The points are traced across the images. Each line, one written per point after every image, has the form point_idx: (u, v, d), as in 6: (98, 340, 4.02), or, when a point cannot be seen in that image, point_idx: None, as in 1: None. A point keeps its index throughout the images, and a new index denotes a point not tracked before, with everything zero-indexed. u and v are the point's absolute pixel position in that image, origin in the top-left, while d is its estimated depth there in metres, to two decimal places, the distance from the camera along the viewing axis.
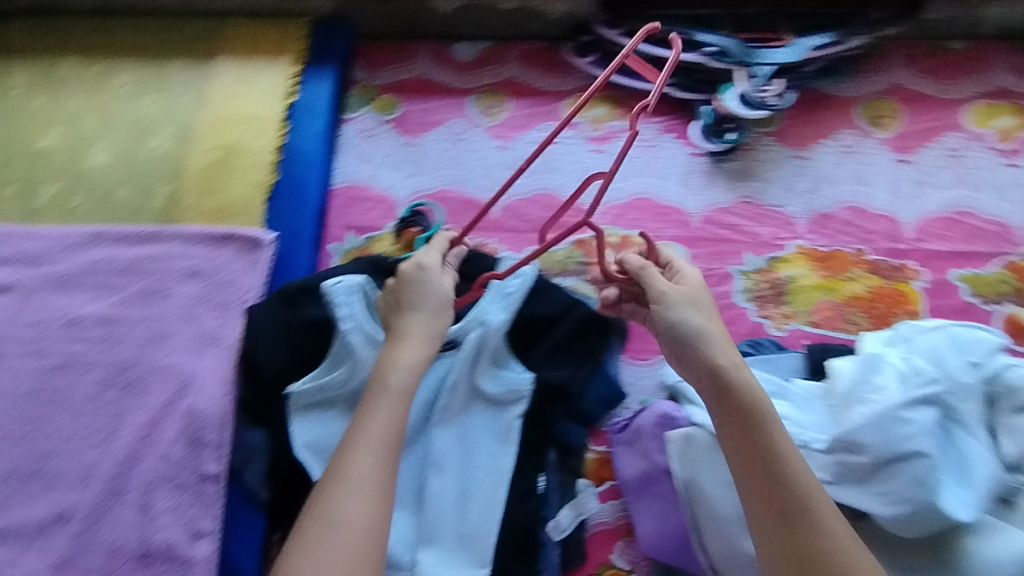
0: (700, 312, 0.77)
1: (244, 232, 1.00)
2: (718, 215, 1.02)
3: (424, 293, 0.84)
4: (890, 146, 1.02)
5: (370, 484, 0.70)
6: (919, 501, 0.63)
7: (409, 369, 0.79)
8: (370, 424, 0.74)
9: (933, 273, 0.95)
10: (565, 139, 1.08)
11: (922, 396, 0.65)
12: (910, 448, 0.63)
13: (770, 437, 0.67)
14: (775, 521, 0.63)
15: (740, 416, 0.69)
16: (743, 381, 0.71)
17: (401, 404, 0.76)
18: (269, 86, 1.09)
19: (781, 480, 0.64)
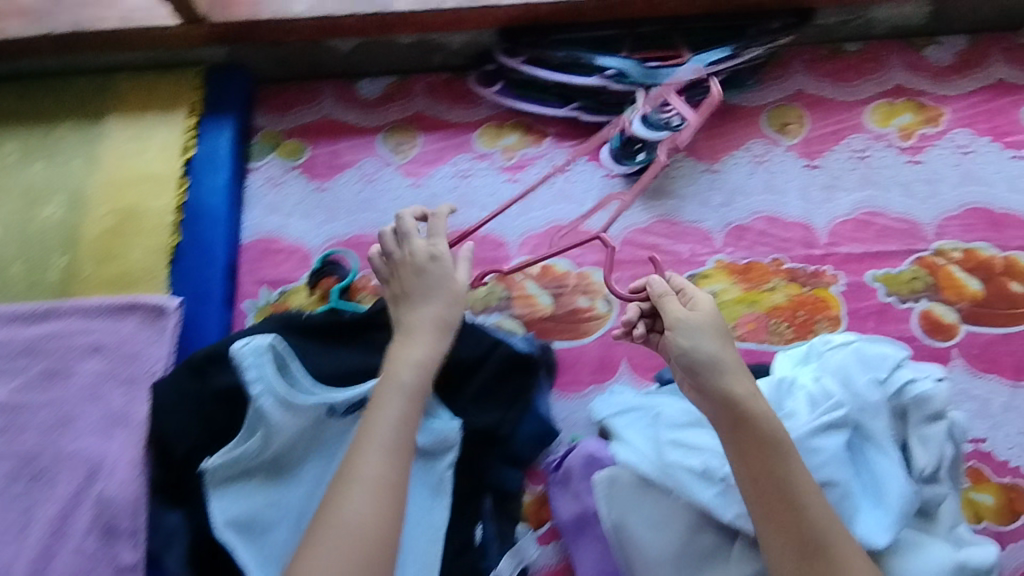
0: (713, 338, 0.70)
1: (146, 300, 0.95)
2: (638, 236, 1.01)
3: (436, 284, 0.84)
4: (798, 152, 1.02)
5: (378, 483, 0.68)
6: None
7: (416, 365, 0.77)
8: (376, 421, 0.72)
9: (849, 276, 0.96)
10: (478, 172, 1.06)
11: (831, 422, 0.67)
12: (822, 477, 0.65)
13: (788, 474, 0.63)
14: (794, 560, 0.61)
15: (755, 453, 0.64)
16: (762, 415, 0.65)
17: (408, 402, 0.74)
18: (164, 143, 1.04)
19: (798, 520, 0.61)
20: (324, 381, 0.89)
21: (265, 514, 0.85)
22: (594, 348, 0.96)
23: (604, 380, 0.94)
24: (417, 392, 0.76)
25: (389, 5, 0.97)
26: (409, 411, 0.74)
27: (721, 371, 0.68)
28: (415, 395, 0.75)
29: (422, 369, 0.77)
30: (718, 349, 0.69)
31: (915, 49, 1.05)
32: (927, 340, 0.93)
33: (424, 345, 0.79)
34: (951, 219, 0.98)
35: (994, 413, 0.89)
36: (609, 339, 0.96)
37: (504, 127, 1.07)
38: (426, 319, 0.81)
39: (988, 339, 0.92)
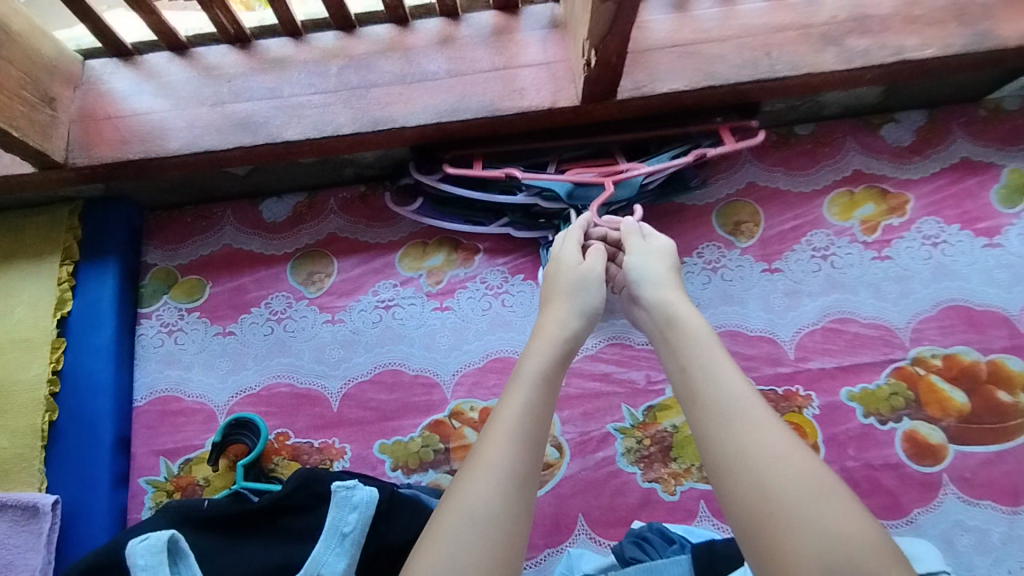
0: (652, 260, 0.75)
1: (17, 498, 0.81)
2: (586, 365, 0.90)
3: (576, 277, 0.74)
4: (755, 255, 0.93)
5: (508, 474, 0.55)
6: None
7: (546, 354, 0.65)
8: (505, 407, 0.60)
9: (823, 396, 0.86)
10: (402, 301, 0.94)
11: None
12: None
13: (702, 354, 0.61)
14: (709, 426, 0.56)
15: (676, 347, 0.64)
16: (683, 311, 0.67)
17: (540, 391, 0.61)
18: (36, 300, 0.90)
19: (712, 386, 0.58)
20: None
21: None
22: (546, 504, 0.84)
23: (559, 541, 0.83)
24: (547, 379, 0.63)
25: (277, 134, 0.85)
26: (543, 400, 0.61)
27: (650, 282, 0.72)
28: (546, 385, 0.62)
29: (550, 358, 0.65)
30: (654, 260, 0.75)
31: (871, 129, 0.98)
32: (914, 465, 0.83)
33: (556, 336, 0.67)
34: (926, 321, 0.88)
35: (997, 547, 0.79)
36: (562, 491, 0.85)
37: (429, 245, 0.97)
38: (564, 309, 0.71)
39: (980, 460, 0.82)
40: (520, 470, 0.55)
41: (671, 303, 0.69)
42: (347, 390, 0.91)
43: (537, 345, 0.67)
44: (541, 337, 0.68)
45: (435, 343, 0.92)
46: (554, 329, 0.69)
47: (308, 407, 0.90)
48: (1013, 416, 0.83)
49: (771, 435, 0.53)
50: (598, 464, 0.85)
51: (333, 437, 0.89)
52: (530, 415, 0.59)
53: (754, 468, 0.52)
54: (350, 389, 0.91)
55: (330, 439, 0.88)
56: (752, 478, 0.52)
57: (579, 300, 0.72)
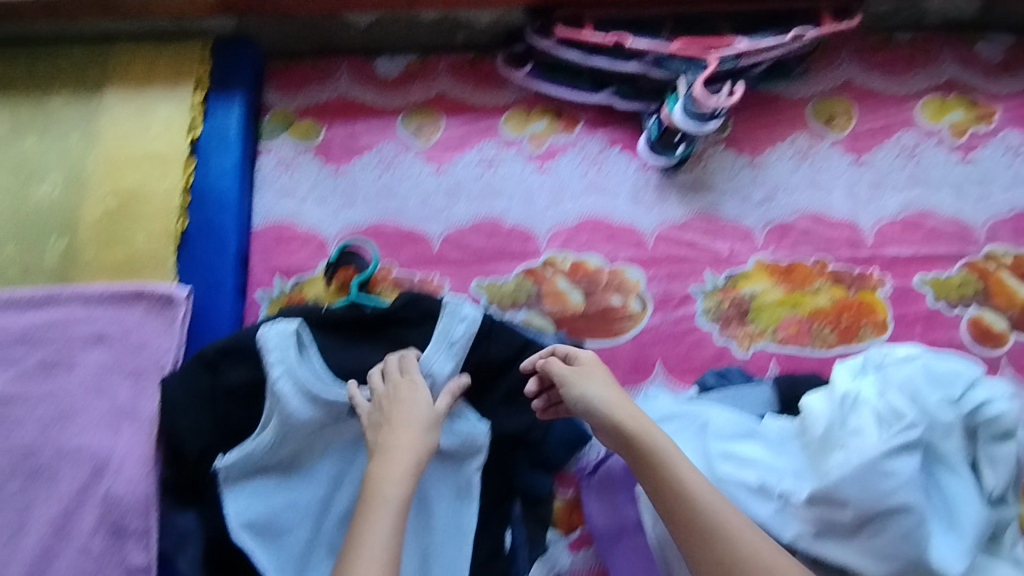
0: (590, 366, 0.74)
1: (153, 288, 0.89)
2: (673, 232, 0.96)
3: (413, 413, 0.76)
4: (845, 147, 0.97)
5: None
6: (910, 558, 0.56)
7: (405, 481, 0.71)
8: (365, 538, 0.66)
9: (897, 279, 0.92)
10: (505, 160, 1.00)
11: (904, 443, 0.57)
12: (894, 502, 0.56)
13: (673, 474, 0.63)
14: (690, 542, 0.61)
15: (645, 466, 0.65)
16: (638, 419, 0.68)
17: (399, 518, 0.68)
18: (169, 118, 0.97)
19: (689, 510, 0.61)
20: (349, 378, 0.84)
21: (285, 516, 0.81)
22: (627, 349, 0.91)
23: (638, 382, 0.90)
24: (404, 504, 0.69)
25: None
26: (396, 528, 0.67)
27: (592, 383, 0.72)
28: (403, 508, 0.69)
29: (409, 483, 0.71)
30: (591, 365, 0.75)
31: (967, 44, 1.02)
32: (977, 348, 0.88)
33: (408, 465, 0.72)
34: (1002, 223, 0.93)
35: None
36: (643, 339, 0.92)
37: (533, 112, 1.01)
38: (409, 436, 0.74)
39: None
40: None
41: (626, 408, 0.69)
42: (448, 234, 0.97)
43: (385, 476, 0.70)
44: (383, 473, 0.71)
45: (533, 201, 0.98)
46: (402, 458, 0.72)
47: (411, 245, 0.97)
48: None
49: (755, 545, 0.60)
50: (678, 319, 0.92)
51: (433, 273, 0.96)
52: (391, 539, 0.66)
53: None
54: (451, 233, 0.97)
55: (430, 274, 0.95)
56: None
57: (423, 432, 0.75)
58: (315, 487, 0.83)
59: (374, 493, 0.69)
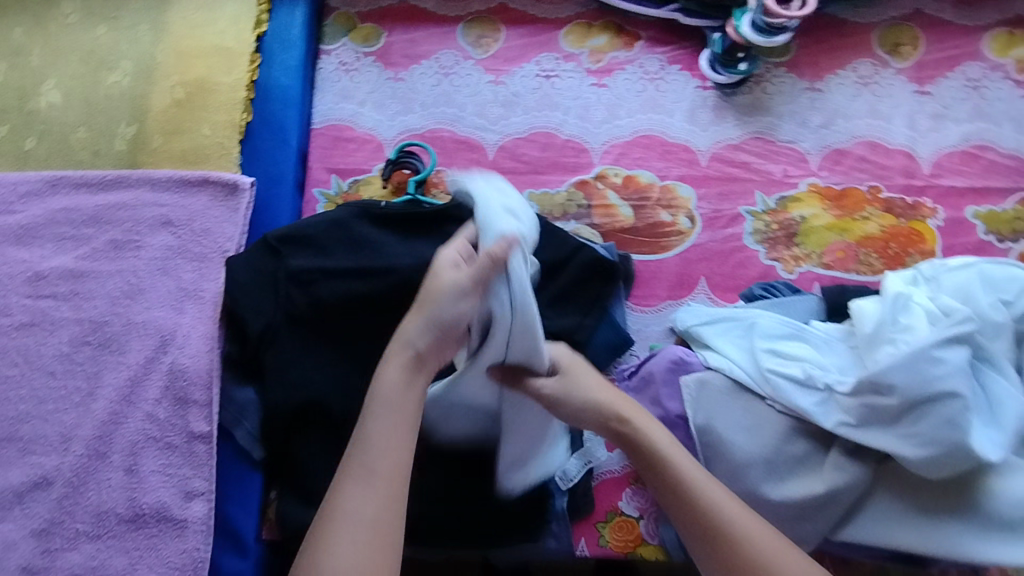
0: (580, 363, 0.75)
1: (219, 176, 0.92)
2: (727, 152, 0.96)
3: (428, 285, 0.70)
4: (908, 76, 0.96)
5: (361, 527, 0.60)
6: (951, 442, 0.59)
7: (403, 385, 0.67)
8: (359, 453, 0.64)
9: (949, 211, 0.91)
10: (563, 73, 1.00)
11: (956, 335, 0.61)
12: (943, 388, 0.59)
13: (674, 474, 0.65)
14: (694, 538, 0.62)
15: (649, 469, 0.66)
16: (642, 424, 0.69)
17: (396, 425, 0.66)
18: (235, 15, 0.99)
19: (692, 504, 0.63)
20: (407, 269, 0.86)
21: (334, 398, 0.85)
22: (673, 264, 0.92)
23: (681, 296, 0.91)
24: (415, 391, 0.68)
25: None
26: (392, 429, 0.65)
27: (590, 379, 0.73)
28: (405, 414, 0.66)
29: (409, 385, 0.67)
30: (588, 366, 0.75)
31: None
32: None
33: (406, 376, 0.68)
34: None
35: None
36: (689, 255, 0.93)
37: (594, 27, 1.02)
38: (419, 327, 0.69)
39: None
40: (380, 519, 0.60)
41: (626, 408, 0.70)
42: (504, 143, 0.99)
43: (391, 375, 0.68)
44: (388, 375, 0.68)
45: (588, 115, 0.99)
46: (405, 353, 0.68)
47: (466, 152, 0.98)
48: None
49: (762, 543, 0.60)
50: (725, 237, 0.93)
51: None
52: (387, 453, 0.64)
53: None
54: (505, 143, 0.99)
55: None
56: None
57: (430, 313, 0.68)
58: (371, 371, 0.86)
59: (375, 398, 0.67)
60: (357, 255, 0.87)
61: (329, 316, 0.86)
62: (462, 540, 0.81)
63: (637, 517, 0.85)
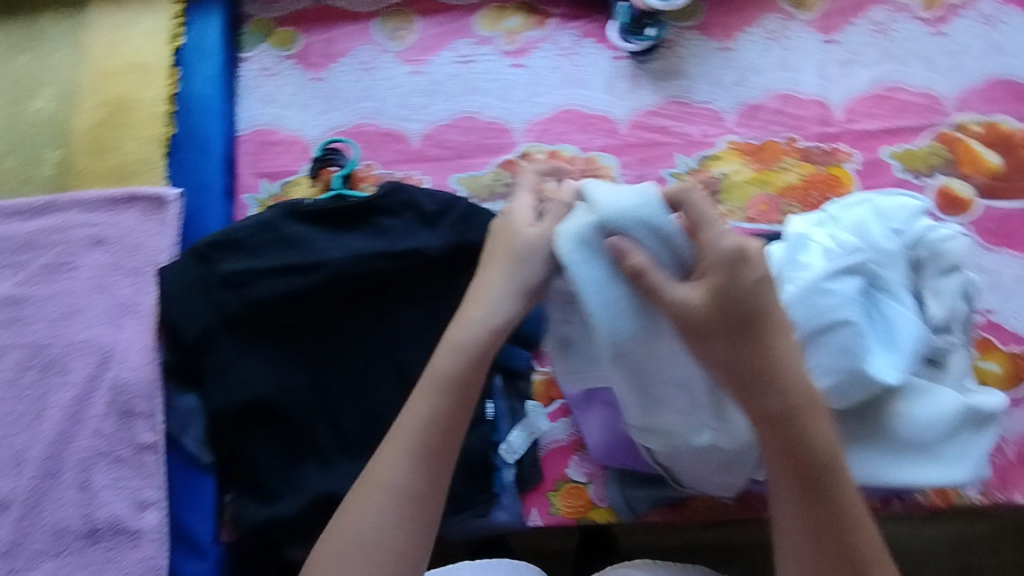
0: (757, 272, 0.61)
1: (146, 191, 0.93)
2: (647, 118, 0.97)
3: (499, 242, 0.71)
4: (815, 27, 0.98)
5: (394, 493, 0.64)
6: (846, 370, 0.62)
7: (461, 351, 0.67)
8: (406, 420, 0.67)
9: (865, 154, 0.93)
10: (480, 57, 1.02)
11: (848, 266, 0.64)
12: (836, 318, 0.62)
13: (833, 475, 0.60)
14: (819, 533, 0.59)
15: (812, 466, 0.60)
16: (797, 381, 0.60)
17: (445, 399, 0.66)
18: (151, 30, 1.00)
19: (836, 503, 0.59)
20: (339, 263, 0.88)
21: (276, 395, 0.86)
22: None
23: None
24: (488, 335, 0.68)
25: None
26: (448, 406, 0.66)
27: (766, 306, 0.61)
28: (455, 389, 0.67)
29: (468, 358, 0.67)
30: (754, 283, 0.61)
31: None
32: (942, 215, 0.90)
33: (469, 347, 0.67)
34: (972, 92, 0.94)
35: (1007, 285, 0.88)
36: None
37: (506, 9, 1.03)
38: (500, 277, 0.69)
39: (1003, 214, 0.90)
40: (412, 492, 0.64)
41: (794, 376, 0.61)
42: (428, 132, 1.00)
43: (456, 330, 0.68)
44: (456, 331, 0.68)
45: (508, 95, 1.00)
46: (481, 315, 0.68)
47: (391, 144, 0.99)
48: None
49: (873, 547, 0.60)
50: None
51: (414, 171, 0.98)
52: (424, 429, 0.66)
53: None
54: (430, 131, 1.00)
55: (410, 171, 0.98)
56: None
57: (509, 272, 0.69)
58: (312, 366, 0.88)
59: (432, 372, 0.67)
60: (287, 253, 0.89)
61: (265, 316, 0.87)
62: None
63: (586, 483, 0.86)
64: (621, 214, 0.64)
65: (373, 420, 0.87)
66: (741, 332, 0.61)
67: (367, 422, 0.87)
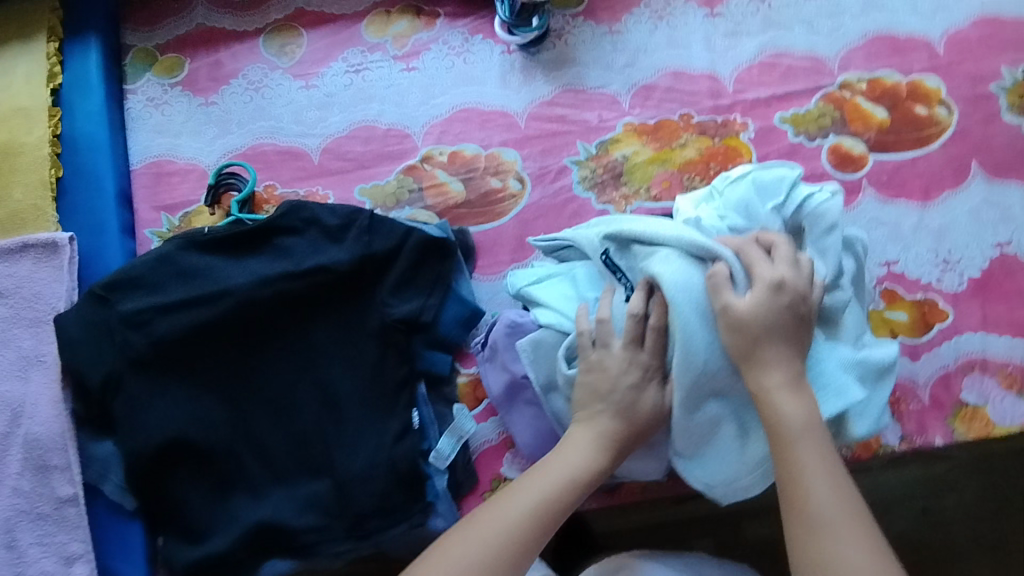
0: (789, 292, 0.67)
1: (37, 237, 0.90)
2: (543, 109, 0.98)
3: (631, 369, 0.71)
4: (698, 2, 0.99)
5: (496, 546, 0.65)
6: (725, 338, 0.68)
7: (579, 460, 0.70)
8: (520, 487, 0.69)
9: (758, 122, 0.94)
10: (371, 65, 1.01)
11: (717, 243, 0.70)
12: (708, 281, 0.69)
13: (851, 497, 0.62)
14: (846, 541, 0.59)
15: (776, 433, 0.65)
16: (791, 362, 0.67)
17: (559, 493, 0.68)
18: (28, 73, 0.97)
19: (860, 520, 0.61)
20: (243, 288, 0.86)
21: (194, 432, 0.84)
22: (511, 228, 0.94)
23: (523, 258, 0.93)
24: (615, 441, 0.71)
25: None
26: (556, 500, 0.68)
27: (780, 332, 0.66)
28: (569, 489, 0.69)
29: (587, 465, 0.70)
30: (786, 312, 0.66)
31: None
32: (837, 173, 0.92)
33: (591, 452, 0.71)
34: (853, 50, 0.96)
35: (906, 235, 0.90)
36: (525, 216, 0.94)
37: (393, 13, 1.02)
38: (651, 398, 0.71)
39: (896, 166, 0.92)
40: (513, 553, 0.65)
41: (782, 364, 0.66)
42: (326, 145, 0.98)
43: (579, 436, 0.72)
44: (577, 441, 0.71)
45: (403, 100, 0.99)
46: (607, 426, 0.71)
47: (291, 162, 0.98)
48: (929, 125, 0.93)
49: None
50: (556, 191, 0.95)
51: (317, 186, 0.97)
52: (532, 504, 0.67)
53: (818, 556, 0.60)
54: (329, 145, 0.98)
55: (313, 187, 0.96)
56: (816, 557, 0.60)
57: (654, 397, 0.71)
58: (229, 396, 0.86)
59: (555, 461, 0.70)
60: (189, 285, 0.87)
61: (175, 353, 0.86)
62: (351, 532, 0.84)
63: None
64: (693, 241, 0.69)
65: (297, 444, 0.86)
66: (781, 353, 0.66)
67: (291, 447, 0.86)
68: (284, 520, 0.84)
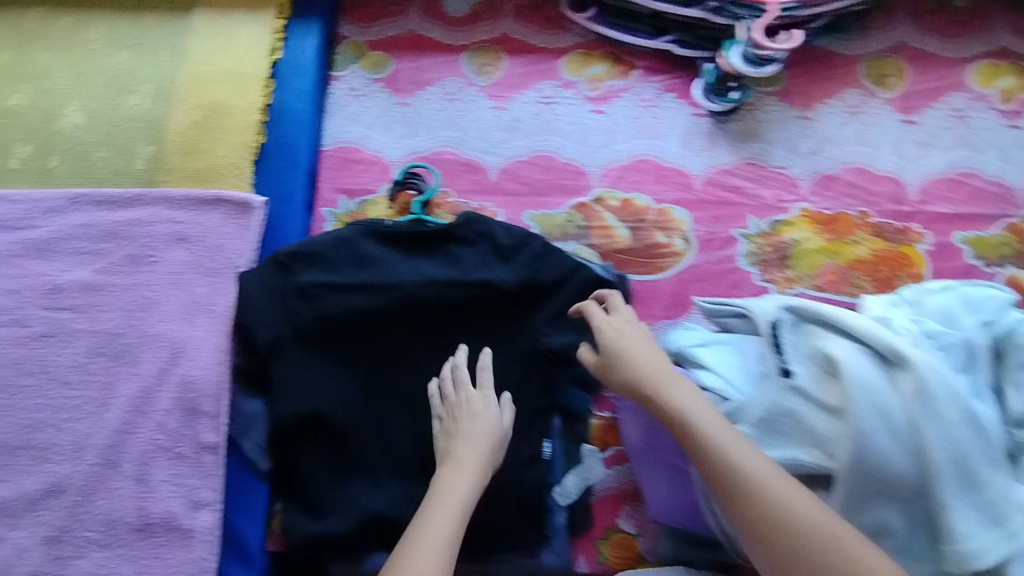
0: (624, 327, 0.79)
1: (233, 195, 0.96)
2: (721, 177, 0.99)
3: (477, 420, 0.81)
4: (894, 106, 1.01)
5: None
6: (913, 442, 0.64)
7: (468, 476, 0.76)
8: (432, 517, 0.71)
9: (937, 236, 0.94)
10: (562, 99, 1.05)
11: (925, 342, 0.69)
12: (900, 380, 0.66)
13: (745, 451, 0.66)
14: (762, 499, 0.63)
15: (679, 431, 0.69)
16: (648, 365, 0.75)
17: (457, 514, 0.72)
18: (252, 42, 1.04)
19: (764, 472, 0.64)
20: (411, 285, 0.90)
21: (336, 411, 0.87)
22: (669, 284, 0.94)
23: (676, 316, 0.93)
24: (479, 464, 0.78)
25: None
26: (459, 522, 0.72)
27: (628, 347, 0.77)
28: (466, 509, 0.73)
29: (472, 482, 0.76)
30: (617, 337, 0.78)
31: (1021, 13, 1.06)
32: None
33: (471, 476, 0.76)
34: None
35: None
36: (684, 276, 0.95)
37: (592, 56, 1.07)
38: (488, 420, 0.82)
39: None
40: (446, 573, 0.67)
41: (658, 372, 0.73)
42: (505, 166, 1.02)
43: (455, 475, 0.76)
44: (454, 481, 0.75)
45: (587, 140, 1.03)
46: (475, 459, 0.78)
47: (469, 174, 1.02)
48: None
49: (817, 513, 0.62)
50: (721, 259, 0.95)
51: (489, 203, 1.00)
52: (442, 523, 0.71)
53: (756, 524, 0.63)
54: (508, 166, 1.02)
55: (486, 203, 1.00)
56: (758, 528, 0.63)
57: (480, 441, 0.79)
58: (372, 382, 0.89)
59: (440, 488, 0.75)
60: (363, 271, 0.91)
61: (335, 329, 0.89)
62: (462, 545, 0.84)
63: (635, 534, 0.86)
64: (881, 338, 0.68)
65: (424, 444, 0.88)
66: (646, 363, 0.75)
67: (420, 447, 0.87)
68: (400, 516, 0.84)
